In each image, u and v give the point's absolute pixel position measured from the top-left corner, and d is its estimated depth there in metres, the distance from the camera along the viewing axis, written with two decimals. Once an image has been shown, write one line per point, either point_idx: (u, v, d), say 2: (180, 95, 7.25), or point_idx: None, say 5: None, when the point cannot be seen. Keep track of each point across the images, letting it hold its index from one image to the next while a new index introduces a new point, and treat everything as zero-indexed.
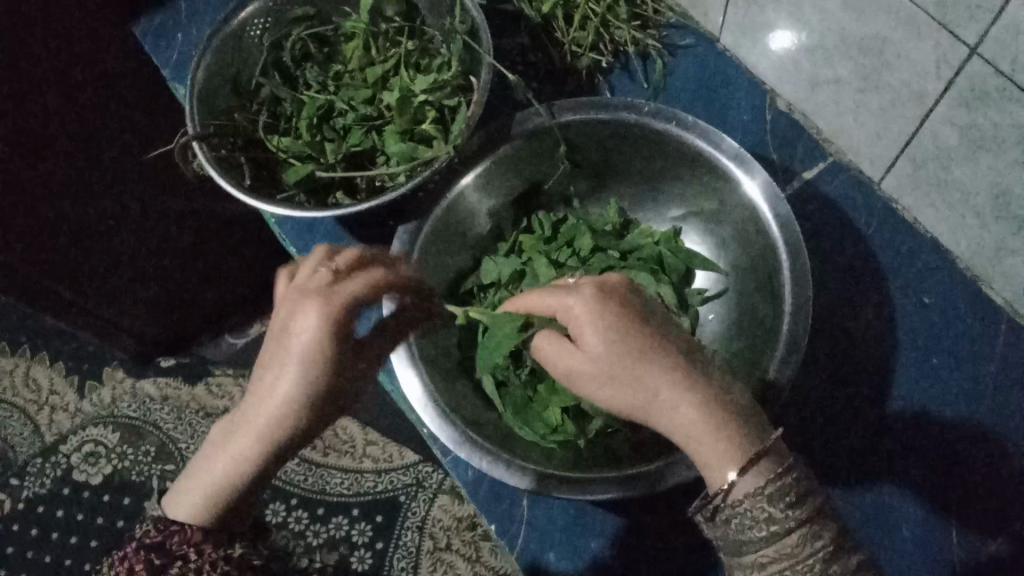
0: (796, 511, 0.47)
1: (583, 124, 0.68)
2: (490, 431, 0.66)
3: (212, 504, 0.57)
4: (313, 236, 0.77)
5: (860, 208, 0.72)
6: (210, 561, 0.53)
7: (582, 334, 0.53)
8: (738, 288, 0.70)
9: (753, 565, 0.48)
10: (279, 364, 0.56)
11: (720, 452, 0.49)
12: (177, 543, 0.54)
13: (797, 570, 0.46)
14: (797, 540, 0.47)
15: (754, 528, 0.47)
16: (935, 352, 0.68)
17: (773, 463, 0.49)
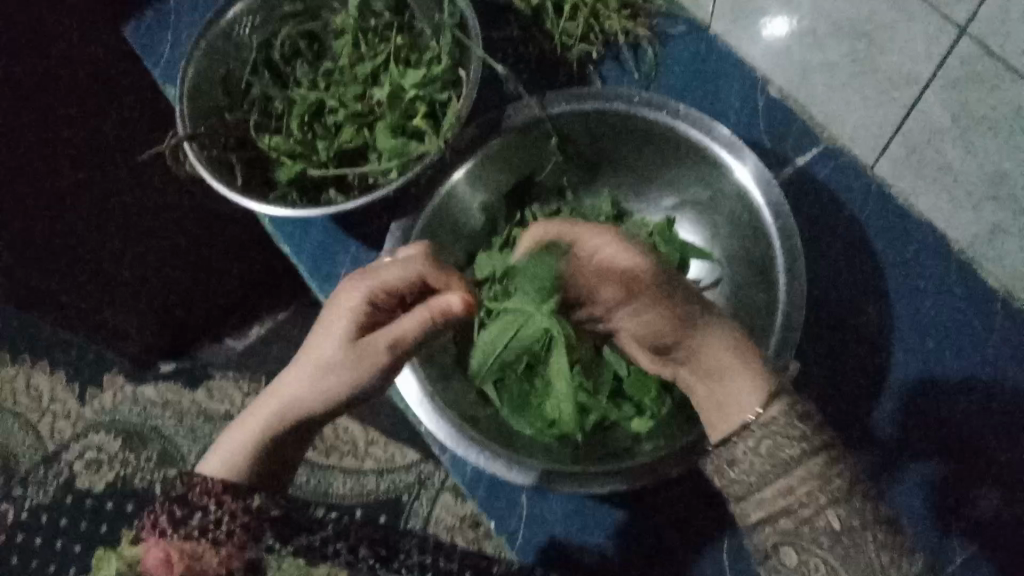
0: (818, 435, 0.51)
1: (574, 116, 0.68)
2: (486, 425, 0.65)
3: (247, 472, 0.58)
4: (306, 235, 0.76)
5: (855, 193, 0.71)
6: (230, 513, 0.55)
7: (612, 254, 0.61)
8: (733, 277, 0.69)
9: (784, 493, 0.50)
10: (348, 355, 0.58)
11: (741, 385, 0.54)
12: (197, 495, 0.56)
13: (828, 491, 0.49)
14: (822, 463, 0.50)
15: (785, 447, 0.51)
16: (933, 335, 0.68)
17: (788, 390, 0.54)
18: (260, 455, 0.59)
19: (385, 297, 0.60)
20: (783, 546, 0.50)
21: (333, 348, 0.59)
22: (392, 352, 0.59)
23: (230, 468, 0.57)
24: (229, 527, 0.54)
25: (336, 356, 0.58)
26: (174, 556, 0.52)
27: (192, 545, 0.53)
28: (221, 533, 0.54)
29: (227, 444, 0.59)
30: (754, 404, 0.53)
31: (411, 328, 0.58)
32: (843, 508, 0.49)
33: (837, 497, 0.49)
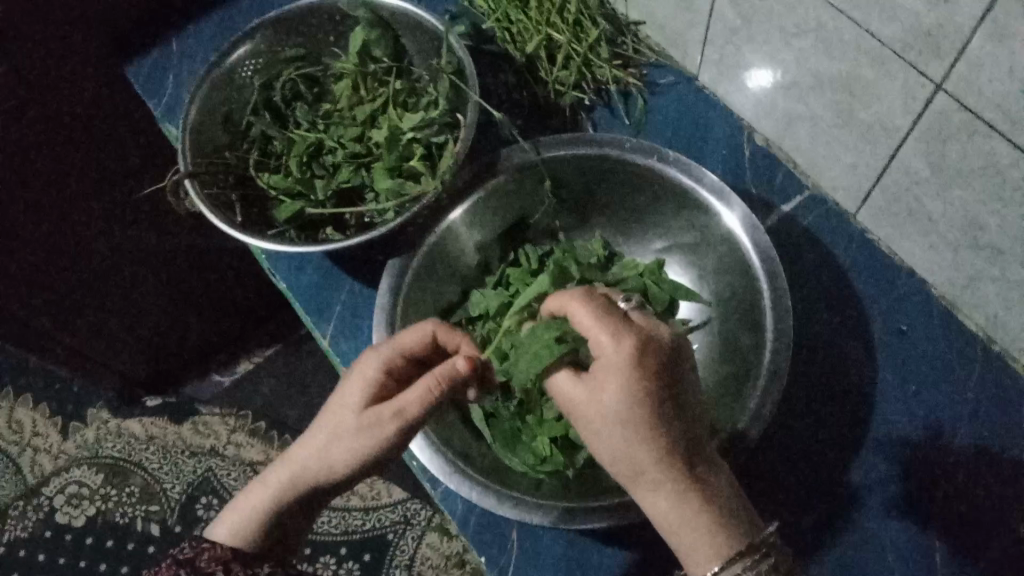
0: None
1: (568, 159, 0.71)
2: (478, 462, 0.66)
3: (255, 538, 0.59)
4: (302, 270, 0.77)
5: (838, 239, 0.74)
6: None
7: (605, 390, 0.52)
8: (720, 318, 0.71)
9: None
10: (357, 427, 0.57)
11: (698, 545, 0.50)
12: (206, 560, 0.56)
13: None
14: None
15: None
16: (914, 378, 0.70)
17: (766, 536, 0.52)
18: (270, 520, 0.59)
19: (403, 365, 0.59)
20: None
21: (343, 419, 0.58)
22: (399, 425, 0.57)
23: (239, 532, 0.58)
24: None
25: (345, 426, 0.58)
26: None
27: None
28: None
29: (239, 508, 0.59)
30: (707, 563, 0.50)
31: (417, 400, 0.57)
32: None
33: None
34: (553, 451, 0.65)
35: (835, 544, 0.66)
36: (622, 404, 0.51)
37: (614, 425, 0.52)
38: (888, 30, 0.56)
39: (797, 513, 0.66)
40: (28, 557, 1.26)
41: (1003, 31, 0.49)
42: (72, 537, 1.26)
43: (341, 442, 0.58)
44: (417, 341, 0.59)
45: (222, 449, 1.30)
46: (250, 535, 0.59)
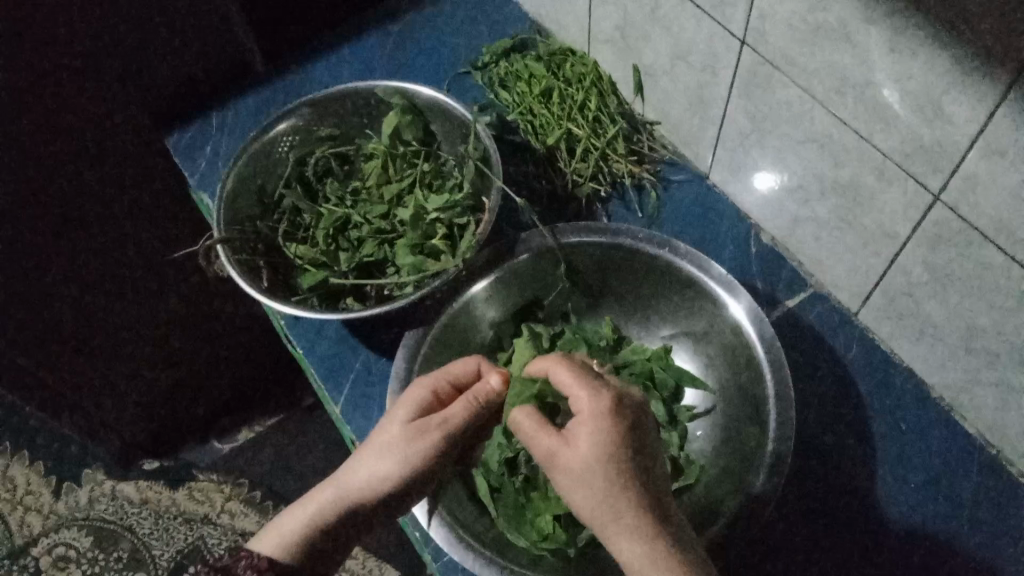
0: None
1: (583, 246, 0.74)
2: (482, 535, 0.67)
3: (299, 553, 0.61)
4: (320, 338, 0.80)
5: (840, 336, 0.77)
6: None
7: (573, 441, 0.55)
8: (725, 407, 0.72)
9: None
10: (398, 436, 0.62)
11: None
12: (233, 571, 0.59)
13: None
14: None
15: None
16: (915, 476, 0.71)
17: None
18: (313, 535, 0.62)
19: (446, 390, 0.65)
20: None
21: (391, 432, 0.63)
22: (439, 432, 0.62)
23: (283, 542, 0.61)
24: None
25: (396, 439, 0.62)
26: None
27: None
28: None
29: (285, 523, 0.62)
30: None
31: (456, 410, 0.63)
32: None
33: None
34: (556, 529, 0.66)
35: None
36: (586, 453, 0.54)
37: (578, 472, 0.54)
38: (889, 143, 0.60)
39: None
40: None
41: (997, 150, 0.53)
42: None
43: (391, 453, 0.62)
44: (464, 370, 0.66)
45: (216, 517, 1.30)
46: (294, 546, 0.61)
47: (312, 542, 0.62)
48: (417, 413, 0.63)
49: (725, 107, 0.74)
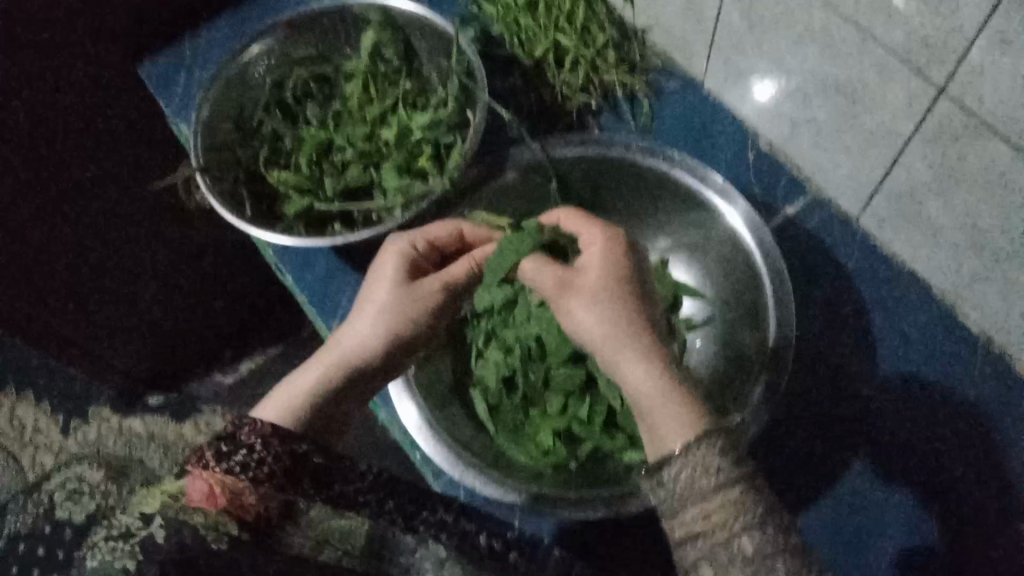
0: (737, 466, 0.50)
1: (575, 159, 0.72)
2: (481, 452, 0.67)
3: (306, 418, 0.59)
4: (311, 265, 0.78)
5: (839, 241, 0.75)
6: (275, 454, 0.50)
7: (585, 269, 0.59)
8: (726, 317, 0.70)
9: (699, 516, 0.49)
10: (392, 297, 0.63)
11: (677, 419, 0.52)
12: (246, 433, 0.50)
13: (740, 517, 0.48)
14: (739, 492, 0.49)
15: (702, 478, 0.50)
16: (914, 378, 0.71)
17: (712, 456, 0.50)
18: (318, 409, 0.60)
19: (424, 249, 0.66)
20: (698, 565, 0.49)
21: (383, 293, 0.64)
22: (436, 292, 0.65)
23: (284, 416, 0.58)
24: (272, 469, 0.48)
25: (395, 305, 0.63)
26: (219, 488, 0.45)
27: (234, 480, 0.46)
28: (261, 473, 0.48)
29: (280, 394, 0.60)
30: (673, 444, 0.52)
31: (452, 273, 0.65)
32: (760, 533, 0.48)
33: (752, 522, 0.48)
34: (555, 443, 0.66)
35: (836, 534, 0.67)
36: (603, 274, 0.58)
37: (590, 292, 0.57)
38: (891, 39, 0.57)
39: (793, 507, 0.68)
40: None
41: (1003, 38, 0.50)
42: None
43: (387, 313, 0.63)
44: (444, 233, 0.66)
45: None
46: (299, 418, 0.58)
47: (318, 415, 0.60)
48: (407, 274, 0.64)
49: (718, 7, 0.70)
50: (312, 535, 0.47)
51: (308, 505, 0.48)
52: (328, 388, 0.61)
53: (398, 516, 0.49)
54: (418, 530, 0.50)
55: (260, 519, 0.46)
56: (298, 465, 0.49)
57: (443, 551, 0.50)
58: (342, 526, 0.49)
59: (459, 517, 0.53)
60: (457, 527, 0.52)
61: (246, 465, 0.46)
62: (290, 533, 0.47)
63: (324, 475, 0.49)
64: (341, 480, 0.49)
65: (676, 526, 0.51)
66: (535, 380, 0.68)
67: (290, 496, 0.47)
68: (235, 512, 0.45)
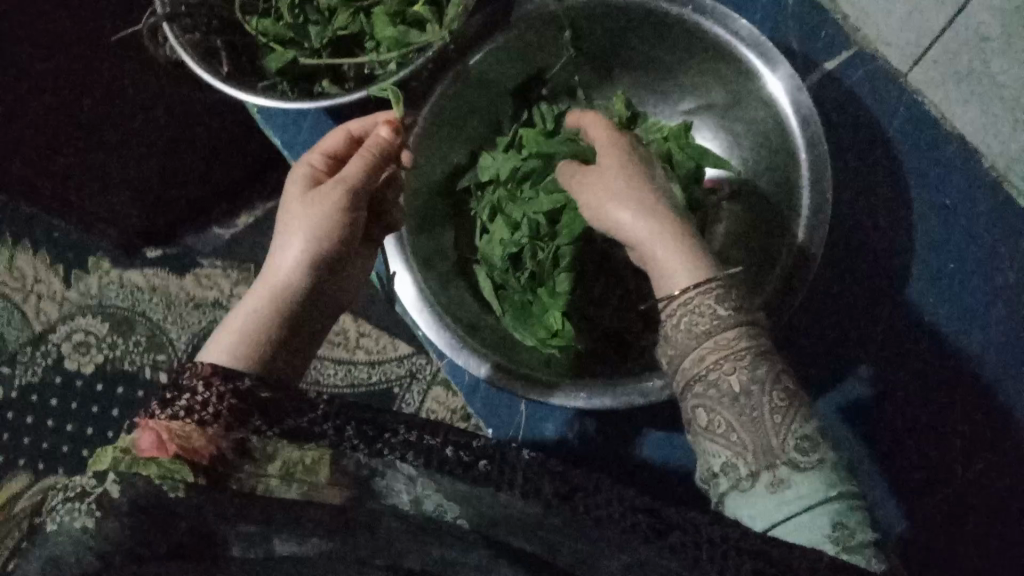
0: (743, 316, 0.46)
1: (589, 6, 0.61)
2: (486, 334, 0.62)
3: (251, 356, 0.49)
4: (297, 125, 0.71)
5: (886, 103, 0.67)
6: (218, 394, 0.43)
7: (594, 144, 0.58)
8: (752, 189, 0.64)
9: (694, 360, 0.46)
10: (297, 210, 0.56)
11: (681, 261, 0.48)
12: (187, 377, 0.45)
13: (741, 364, 0.45)
14: (734, 336, 0.45)
15: (698, 322, 0.46)
16: (955, 256, 0.66)
17: (710, 300, 0.46)
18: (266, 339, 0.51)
19: (323, 165, 0.59)
20: (694, 408, 0.46)
21: (289, 214, 0.56)
22: (339, 188, 0.56)
23: (231, 359, 0.48)
24: (219, 408, 0.43)
25: (303, 219, 0.55)
26: (167, 435, 0.42)
27: (178, 424, 0.43)
28: (207, 415, 0.43)
29: (220, 339, 0.50)
30: (679, 281, 0.47)
31: (352, 167, 0.56)
32: (750, 372, 0.45)
33: (742, 363, 0.45)
34: (565, 324, 0.62)
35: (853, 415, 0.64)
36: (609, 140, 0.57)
37: (613, 184, 0.52)
38: None
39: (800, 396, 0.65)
40: (40, 401, 1.09)
41: None
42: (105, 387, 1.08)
43: (297, 230, 0.55)
44: (335, 139, 0.59)
45: (227, 302, 1.08)
46: (250, 355, 0.49)
47: (267, 350, 0.50)
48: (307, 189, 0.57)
49: None
50: (273, 471, 0.43)
51: (262, 441, 0.43)
52: (268, 326, 0.51)
53: (359, 441, 0.43)
54: (383, 453, 0.43)
55: (215, 462, 0.42)
56: (247, 401, 0.43)
57: (413, 468, 0.43)
58: (304, 458, 0.43)
59: (423, 434, 0.43)
60: (422, 443, 0.43)
61: (190, 408, 0.43)
62: (245, 472, 0.43)
63: (275, 409, 0.43)
64: (292, 414, 0.43)
65: (679, 379, 0.47)
66: (544, 259, 0.63)
67: (241, 434, 0.42)
68: (190, 458, 0.42)
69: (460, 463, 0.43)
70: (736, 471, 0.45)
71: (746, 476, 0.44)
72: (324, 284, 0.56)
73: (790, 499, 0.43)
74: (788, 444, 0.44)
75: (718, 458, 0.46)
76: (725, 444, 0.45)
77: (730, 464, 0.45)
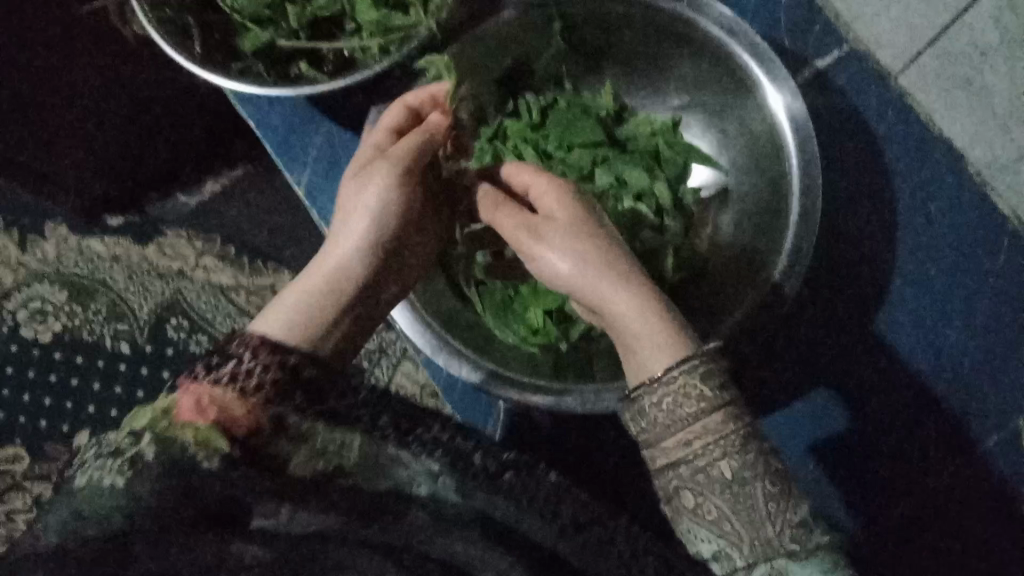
0: (726, 393, 0.46)
1: None
2: (465, 329, 0.61)
3: (308, 331, 0.49)
4: (273, 107, 0.69)
5: (875, 105, 0.67)
6: (264, 364, 0.45)
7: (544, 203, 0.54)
8: (739, 190, 0.63)
9: (677, 443, 0.45)
10: (358, 184, 0.56)
11: (654, 338, 0.47)
12: (235, 346, 0.46)
13: (720, 443, 0.45)
14: (722, 420, 0.45)
15: (683, 405, 0.45)
16: (936, 264, 0.66)
17: (696, 381, 0.45)
18: (326, 322, 0.50)
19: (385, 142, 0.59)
20: (677, 489, 0.46)
21: (351, 187, 0.56)
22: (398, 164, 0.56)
23: (288, 332, 0.48)
24: (262, 379, 0.44)
25: (367, 195, 0.55)
26: (208, 402, 0.42)
27: (221, 392, 0.43)
28: (251, 385, 0.44)
29: (279, 307, 0.50)
30: (658, 364, 0.47)
31: (407, 144, 0.57)
32: (741, 458, 0.44)
33: (733, 449, 0.45)
34: (547, 322, 0.61)
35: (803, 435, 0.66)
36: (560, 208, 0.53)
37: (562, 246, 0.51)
38: None
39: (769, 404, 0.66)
40: None
41: None
42: (60, 361, 0.98)
43: (360, 206, 0.55)
44: (395, 116, 0.59)
45: (191, 272, 1.00)
46: (310, 334, 0.49)
47: (323, 329, 0.50)
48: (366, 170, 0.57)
49: None
50: (302, 450, 0.43)
51: (299, 420, 0.43)
52: (328, 302, 0.51)
53: (390, 432, 0.45)
54: (414, 449, 0.44)
55: (253, 434, 0.42)
56: (292, 375, 0.45)
57: (434, 464, 0.45)
58: (335, 440, 0.44)
59: (453, 436, 0.46)
60: (453, 443, 0.46)
61: (235, 375, 0.44)
62: (283, 447, 0.43)
63: (318, 391, 0.45)
64: (334, 397, 0.45)
65: (659, 457, 0.46)
66: None
67: (281, 410, 0.43)
68: (227, 428, 0.42)
69: (485, 471, 0.46)
70: (731, 560, 0.45)
71: (742, 567, 0.44)
72: (383, 265, 0.55)
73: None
74: (784, 536, 0.44)
75: (708, 544, 0.45)
76: (715, 530, 0.45)
77: (725, 553, 0.45)
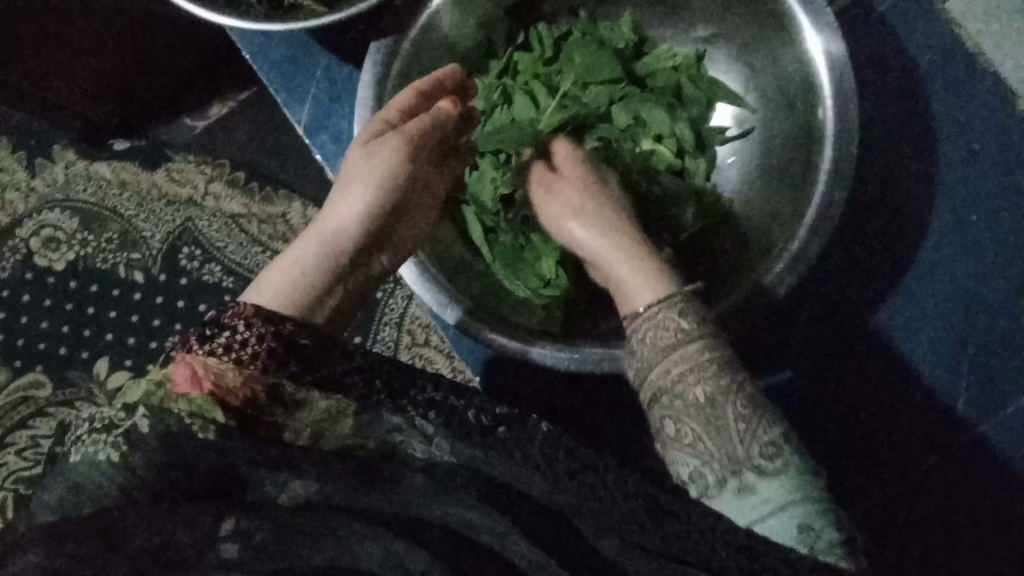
0: (706, 324, 0.44)
1: None
2: (473, 277, 0.58)
3: (300, 303, 0.45)
4: (270, 38, 0.65)
5: (919, 34, 0.63)
6: (258, 334, 0.41)
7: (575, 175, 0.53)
8: (766, 129, 0.59)
9: (660, 372, 0.44)
10: (364, 157, 0.51)
11: (637, 281, 0.47)
12: (228, 317, 0.42)
13: (703, 372, 0.42)
14: (698, 349, 0.43)
15: (663, 336, 0.44)
16: (977, 207, 0.61)
17: (674, 314, 0.44)
18: (316, 289, 0.47)
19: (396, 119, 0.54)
20: (660, 418, 0.44)
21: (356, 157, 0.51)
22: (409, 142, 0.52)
23: (282, 302, 0.45)
24: (258, 349, 0.40)
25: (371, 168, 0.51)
26: (205, 376, 0.39)
27: (217, 365, 0.40)
28: (246, 354, 0.40)
29: (270, 276, 0.46)
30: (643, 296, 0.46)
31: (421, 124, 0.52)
32: (715, 381, 0.42)
33: (707, 373, 0.42)
34: (559, 273, 0.58)
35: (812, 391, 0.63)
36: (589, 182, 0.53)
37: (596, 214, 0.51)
38: None
39: (793, 356, 0.63)
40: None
41: None
42: (73, 308, 0.90)
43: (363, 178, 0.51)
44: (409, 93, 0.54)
45: (201, 201, 0.93)
46: (300, 301, 0.45)
47: (314, 307, 0.46)
48: (372, 139, 0.52)
49: None
50: (308, 419, 0.40)
51: (297, 388, 0.40)
52: (321, 279, 0.47)
53: (384, 395, 0.40)
54: (406, 411, 0.40)
55: (248, 403, 0.39)
56: (289, 347, 0.41)
57: (429, 428, 0.40)
58: (330, 407, 0.40)
59: (450, 394, 0.41)
60: (446, 405, 0.41)
61: (229, 346, 0.40)
62: (277, 419, 0.39)
63: (314, 356, 0.41)
64: (333, 361, 0.41)
65: (645, 390, 0.45)
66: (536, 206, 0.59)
67: (276, 378, 0.40)
68: (223, 397, 0.39)
69: (480, 428, 0.40)
70: (704, 479, 0.42)
71: (712, 482, 0.42)
72: (376, 244, 0.51)
73: (755, 503, 0.40)
74: (752, 449, 0.41)
75: (685, 466, 0.43)
76: (692, 452, 0.42)
77: (697, 473, 0.42)
